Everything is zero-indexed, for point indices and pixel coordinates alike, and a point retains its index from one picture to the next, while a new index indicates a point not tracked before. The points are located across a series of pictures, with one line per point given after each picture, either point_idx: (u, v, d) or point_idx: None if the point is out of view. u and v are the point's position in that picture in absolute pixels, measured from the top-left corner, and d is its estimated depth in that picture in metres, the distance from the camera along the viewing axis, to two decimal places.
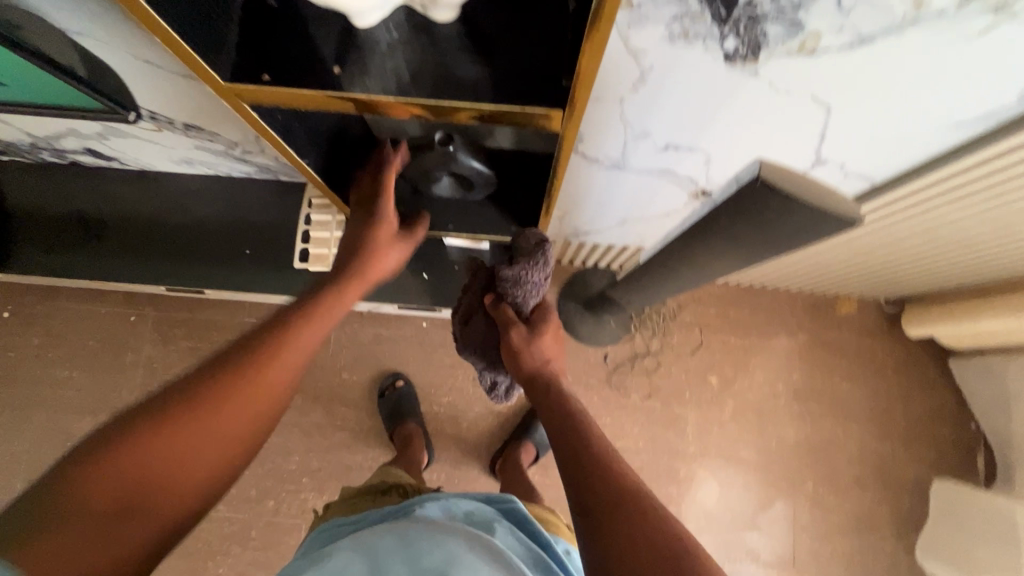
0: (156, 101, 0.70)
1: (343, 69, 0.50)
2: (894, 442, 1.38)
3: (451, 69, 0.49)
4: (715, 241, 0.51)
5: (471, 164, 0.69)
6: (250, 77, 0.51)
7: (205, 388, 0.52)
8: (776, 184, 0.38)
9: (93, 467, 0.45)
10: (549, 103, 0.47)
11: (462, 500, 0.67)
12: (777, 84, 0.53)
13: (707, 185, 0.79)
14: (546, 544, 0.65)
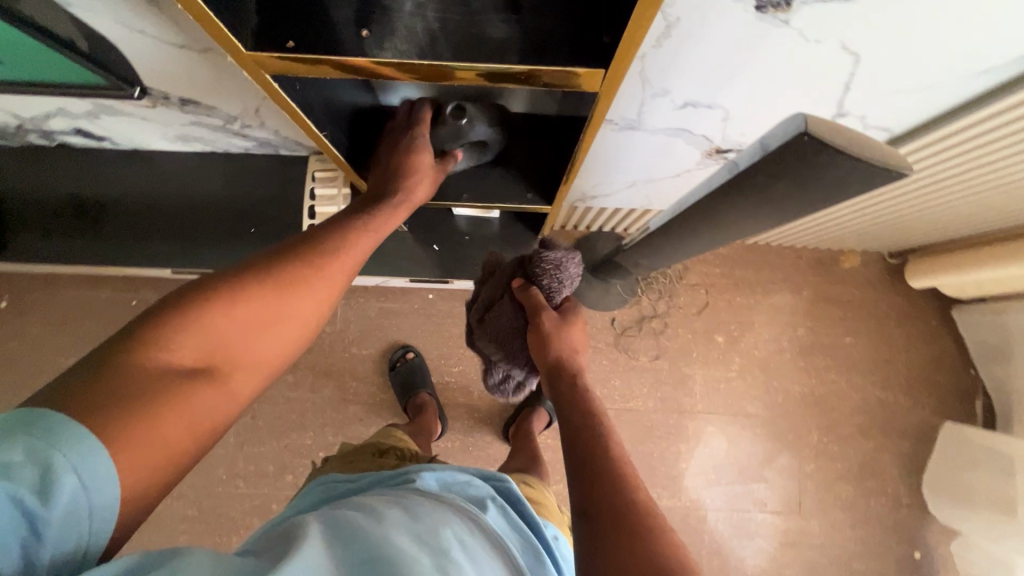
0: (158, 74, 0.67)
1: (371, 32, 0.48)
2: (896, 391, 1.41)
3: (483, 30, 0.48)
4: (749, 199, 0.50)
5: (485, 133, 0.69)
6: (274, 44, 0.48)
7: (267, 279, 0.53)
8: (824, 138, 0.37)
9: (167, 334, 0.46)
10: (579, 60, 0.45)
11: (457, 473, 0.64)
12: (808, 35, 0.52)
13: (723, 143, 0.77)
14: (536, 526, 0.62)
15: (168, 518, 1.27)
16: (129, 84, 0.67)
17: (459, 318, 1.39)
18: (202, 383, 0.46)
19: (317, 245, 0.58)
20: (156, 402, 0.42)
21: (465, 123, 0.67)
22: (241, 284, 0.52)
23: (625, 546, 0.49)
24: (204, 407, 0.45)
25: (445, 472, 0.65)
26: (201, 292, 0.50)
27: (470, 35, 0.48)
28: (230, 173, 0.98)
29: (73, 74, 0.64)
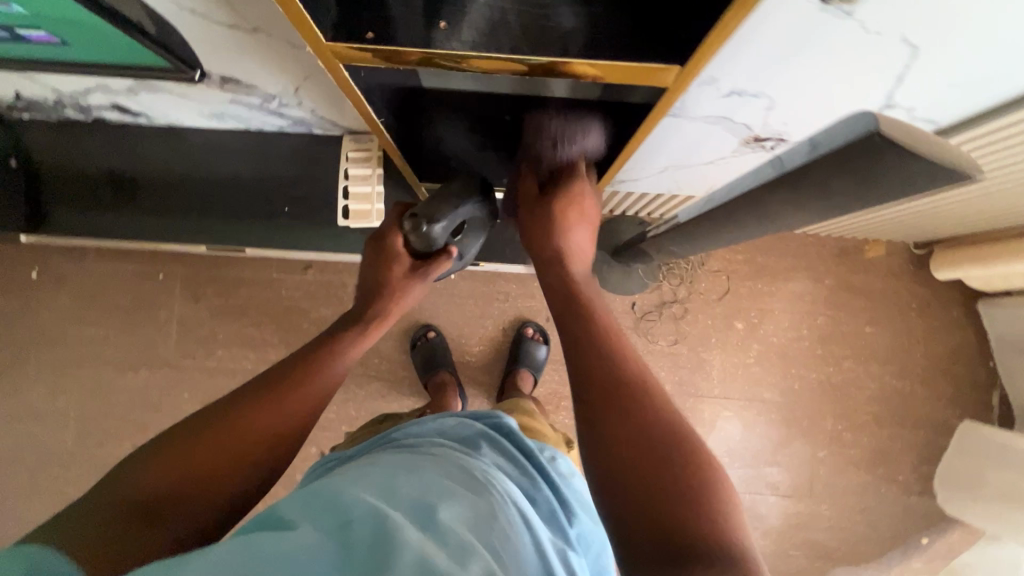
0: (203, 52, 0.66)
1: (446, 22, 0.49)
2: (913, 381, 1.42)
3: (555, 18, 0.49)
4: (801, 195, 0.50)
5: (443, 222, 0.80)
6: (352, 34, 0.50)
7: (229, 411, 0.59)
8: (895, 138, 0.37)
9: (136, 472, 0.53)
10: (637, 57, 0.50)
11: (445, 421, 0.66)
12: (868, 26, 0.51)
13: (763, 132, 0.76)
14: (530, 453, 0.65)
15: None
16: (189, 66, 0.68)
17: (480, 298, 1.39)
18: (157, 521, 0.51)
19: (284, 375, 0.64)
20: (115, 537, 0.48)
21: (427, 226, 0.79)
22: (216, 418, 0.58)
23: (631, 450, 0.50)
24: (155, 540, 0.50)
25: (439, 419, 0.67)
26: (175, 434, 0.57)
27: (542, 26, 0.49)
28: (261, 151, 0.98)
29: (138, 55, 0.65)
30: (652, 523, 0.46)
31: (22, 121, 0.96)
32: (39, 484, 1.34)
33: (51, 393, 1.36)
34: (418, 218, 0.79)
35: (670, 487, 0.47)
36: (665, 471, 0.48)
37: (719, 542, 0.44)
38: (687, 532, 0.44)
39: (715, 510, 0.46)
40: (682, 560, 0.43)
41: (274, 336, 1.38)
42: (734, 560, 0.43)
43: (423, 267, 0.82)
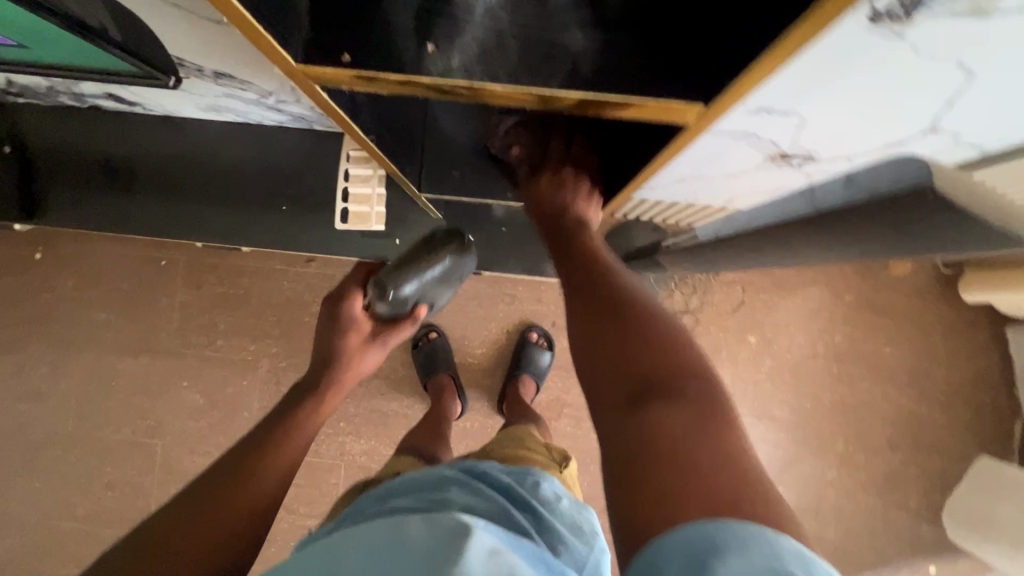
0: (186, 47, 0.63)
1: (436, 46, 0.46)
2: (932, 406, 1.36)
3: (555, 39, 0.46)
4: (836, 235, 0.45)
5: (406, 286, 0.82)
6: (328, 58, 0.47)
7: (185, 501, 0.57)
8: (950, 195, 0.32)
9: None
10: (653, 93, 0.45)
11: (415, 475, 0.66)
12: (920, 48, 0.45)
13: (790, 149, 0.71)
14: (507, 488, 0.63)
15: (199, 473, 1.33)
16: (164, 73, 0.65)
17: (484, 299, 1.35)
18: None
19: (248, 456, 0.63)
20: None
21: (393, 290, 0.80)
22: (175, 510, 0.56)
23: (607, 325, 0.53)
24: None
25: (413, 474, 0.67)
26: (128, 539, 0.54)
27: (542, 52, 0.46)
28: (261, 145, 0.95)
29: (104, 60, 0.62)
30: (622, 384, 0.49)
31: (19, 106, 0.95)
32: (40, 464, 1.34)
33: (53, 374, 1.35)
34: (384, 284, 0.80)
35: (642, 352, 0.50)
36: (640, 340, 0.51)
37: (687, 390, 0.47)
38: (658, 385, 0.47)
39: (685, 369, 0.48)
40: (647, 409, 0.46)
41: (275, 327, 1.34)
42: (700, 406, 0.45)
43: (382, 333, 0.84)
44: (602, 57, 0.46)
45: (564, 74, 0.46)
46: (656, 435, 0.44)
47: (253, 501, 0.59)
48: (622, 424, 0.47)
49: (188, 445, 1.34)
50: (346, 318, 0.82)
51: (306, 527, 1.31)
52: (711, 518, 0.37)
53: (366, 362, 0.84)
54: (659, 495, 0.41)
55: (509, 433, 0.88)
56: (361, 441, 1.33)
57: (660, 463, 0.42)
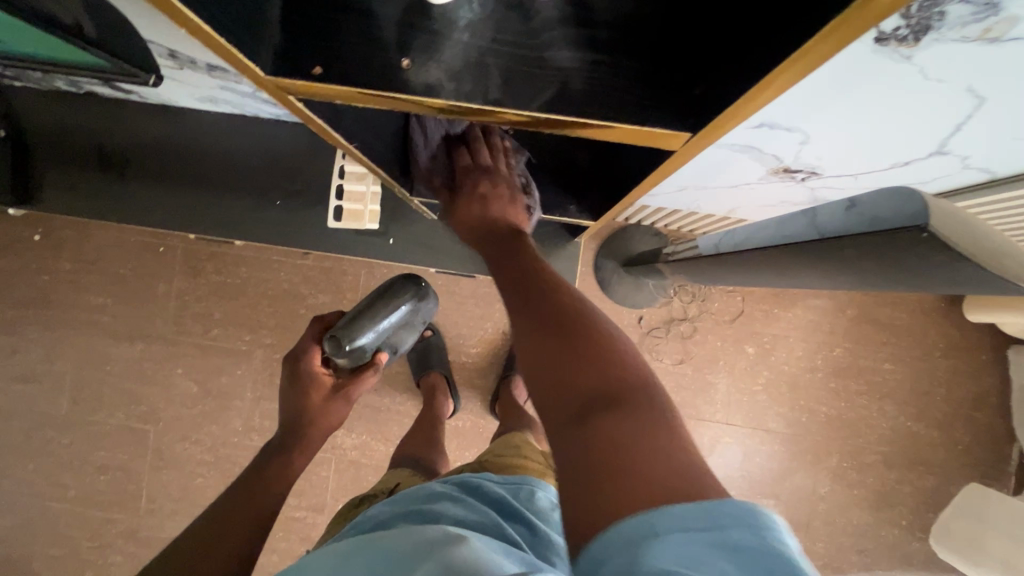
0: (175, 40, 0.63)
1: (413, 61, 0.45)
2: (929, 425, 1.34)
3: (540, 57, 0.45)
4: (832, 263, 0.44)
5: (362, 337, 0.85)
6: (300, 71, 0.45)
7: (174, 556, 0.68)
8: (947, 238, 0.31)
9: None
10: (638, 118, 0.44)
11: (412, 492, 0.67)
12: (928, 72, 0.43)
13: (793, 164, 0.69)
14: (500, 497, 0.63)
15: (191, 461, 1.33)
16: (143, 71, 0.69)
17: (481, 299, 1.33)
18: None
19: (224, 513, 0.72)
20: None
21: (349, 343, 0.83)
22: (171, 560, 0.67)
23: (548, 338, 0.49)
24: None
25: (410, 490, 0.69)
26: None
27: (525, 69, 0.45)
28: (258, 137, 0.97)
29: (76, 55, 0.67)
30: (565, 397, 0.45)
31: (22, 91, 0.98)
32: (33, 445, 1.35)
33: (49, 357, 1.36)
34: (340, 338, 0.83)
35: (582, 363, 0.47)
36: (582, 351, 0.47)
37: (631, 398, 0.43)
38: (603, 397, 0.44)
39: (631, 377, 0.45)
40: (595, 419, 0.42)
41: (269, 319, 1.34)
42: (645, 413, 0.42)
43: (346, 386, 0.84)
44: (587, 77, 0.45)
45: (546, 94, 0.45)
46: (602, 446, 0.40)
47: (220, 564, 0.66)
48: (565, 440, 0.43)
49: (180, 433, 1.34)
50: (306, 375, 0.83)
51: (295, 519, 1.31)
52: (660, 509, 0.35)
53: (335, 416, 0.83)
54: (608, 502, 0.37)
55: (506, 440, 0.87)
56: (352, 436, 1.32)
57: (608, 468, 0.39)
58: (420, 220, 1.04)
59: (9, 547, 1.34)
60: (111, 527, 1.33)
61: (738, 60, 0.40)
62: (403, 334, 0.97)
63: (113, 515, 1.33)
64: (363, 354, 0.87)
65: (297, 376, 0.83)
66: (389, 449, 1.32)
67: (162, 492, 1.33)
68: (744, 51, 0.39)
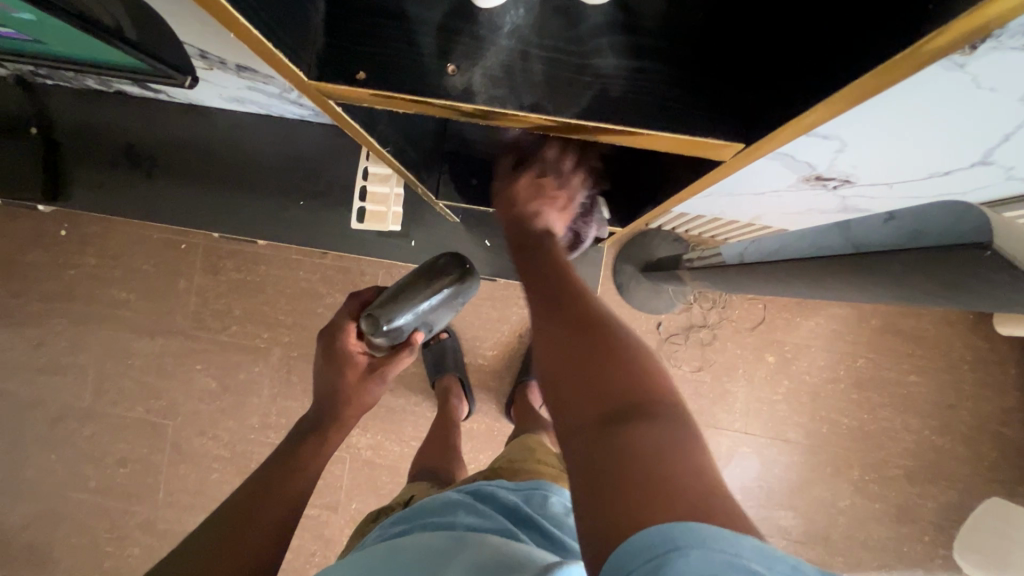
0: (206, 40, 0.64)
1: (457, 67, 0.44)
2: (954, 439, 1.30)
3: (587, 62, 0.44)
4: (874, 279, 0.42)
5: (402, 317, 0.76)
6: (341, 75, 0.44)
7: (207, 534, 0.63)
8: (1014, 258, 0.29)
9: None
10: (688, 129, 0.43)
11: (429, 500, 0.67)
12: (981, 80, 0.41)
13: (826, 172, 0.67)
14: (512, 502, 0.63)
15: (208, 455, 1.35)
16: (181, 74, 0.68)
17: (498, 301, 1.33)
18: None
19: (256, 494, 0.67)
20: None
21: (387, 323, 0.75)
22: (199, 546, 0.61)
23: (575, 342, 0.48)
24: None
25: (425, 499, 0.69)
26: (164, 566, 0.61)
27: (570, 76, 0.44)
28: (281, 137, 0.98)
29: (115, 57, 0.68)
30: (593, 401, 0.43)
31: (52, 89, 1.00)
32: (56, 436, 1.38)
33: (73, 350, 1.38)
34: (377, 317, 0.75)
35: (608, 368, 0.45)
36: (609, 355, 0.46)
37: (660, 410, 0.42)
38: (631, 405, 0.42)
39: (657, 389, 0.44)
40: (625, 426, 0.40)
41: (288, 317, 1.34)
42: (673, 426, 0.41)
43: (381, 365, 0.79)
44: (632, 84, 0.44)
45: (588, 100, 0.44)
46: (632, 453, 0.39)
47: (251, 562, 0.60)
48: (590, 445, 0.41)
49: (198, 427, 1.35)
50: (341, 355, 0.79)
51: (309, 517, 1.32)
52: (685, 524, 0.34)
53: (370, 396, 0.79)
54: (636, 512, 0.36)
55: (520, 445, 0.85)
56: (367, 436, 1.32)
57: (635, 475, 0.37)
58: (439, 223, 1.03)
59: (30, 535, 1.37)
60: (130, 518, 1.35)
61: (792, 74, 0.40)
62: (443, 316, 0.87)
63: (131, 507, 1.35)
64: (407, 333, 0.80)
65: (330, 354, 0.79)
66: (403, 450, 1.32)
67: (179, 486, 1.34)
68: (803, 63, 0.39)
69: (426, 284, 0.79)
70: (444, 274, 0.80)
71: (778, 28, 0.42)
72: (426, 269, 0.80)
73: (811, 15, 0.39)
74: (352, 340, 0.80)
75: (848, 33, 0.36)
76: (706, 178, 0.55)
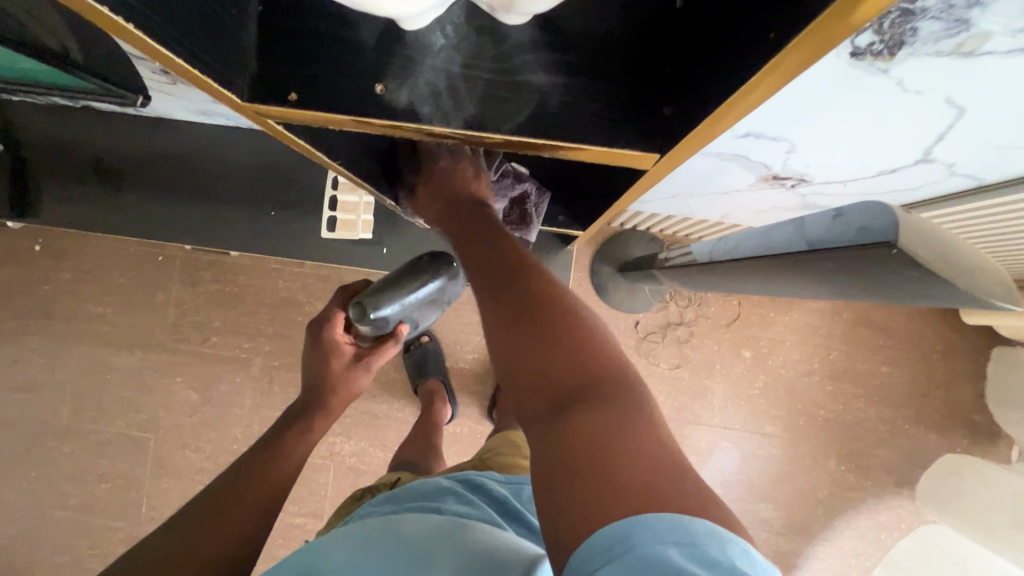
0: None
1: (387, 86, 0.46)
2: (927, 427, 1.33)
3: (517, 76, 0.45)
4: (810, 275, 0.45)
5: (389, 307, 0.77)
6: (274, 96, 0.46)
7: (217, 487, 0.64)
8: (916, 253, 0.32)
9: (156, 535, 0.60)
10: (617, 138, 0.45)
11: (415, 484, 0.68)
12: (907, 84, 0.44)
13: (781, 171, 0.69)
14: (501, 499, 0.62)
15: (191, 468, 1.34)
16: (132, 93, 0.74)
17: (477, 304, 1.33)
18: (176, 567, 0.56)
19: (263, 459, 0.67)
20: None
21: (374, 311, 0.76)
22: (210, 498, 0.63)
23: (516, 327, 0.46)
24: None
25: (414, 484, 0.69)
26: (181, 511, 0.62)
27: (500, 92, 0.46)
28: (252, 147, 1.00)
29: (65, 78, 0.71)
30: (538, 390, 0.42)
31: (14, 104, 1.00)
32: (36, 454, 1.36)
33: (49, 366, 1.36)
34: (364, 305, 0.76)
35: (560, 347, 0.43)
36: (547, 334, 0.44)
37: (608, 392, 0.41)
38: (581, 389, 0.41)
39: (596, 364, 0.43)
40: (570, 413, 0.39)
41: (269, 327, 1.34)
42: (623, 407, 0.39)
43: (367, 355, 0.77)
44: (564, 98, 0.45)
45: (523, 115, 0.45)
46: (577, 442, 0.37)
47: (250, 526, 0.61)
48: (546, 433, 0.40)
49: (180, 440, 1.35)
50: (326, 346, 0.77)
51: (295, 526, 1.32)
52: (636, 519, 0.32)
53: (355, 386, 0.76)
54: (587, 506, 0.34)
55: (507, 437, 0.86)
56: (351, 443, 1.33)
57: (586, 467, 0.36)
58: (414, 230, 1.05)
59: (12, 556, 1.35)
60: (113, 535, 1.34)
61: (700, 79, 0.42)
62: (428, 312, 0.87)
63: (114, 523, 1.34)
64: (393, 326, 0.80)
65: (318, 343, 0.77)
66: (387, 455, 1.32)
67: (162, 500, 1.34)
68: (713, 65, 0.41)
69: (414, 275, 0.81)
70: (430, 269, 0.83)
71: (694, 40, 0.43)
72: (409, 266, 0.82)
73: (724, 28, 0.40)
74: (340, 335, 0.78)
75: (748, 39, 0.37)
76: (643, 184, 0.57)
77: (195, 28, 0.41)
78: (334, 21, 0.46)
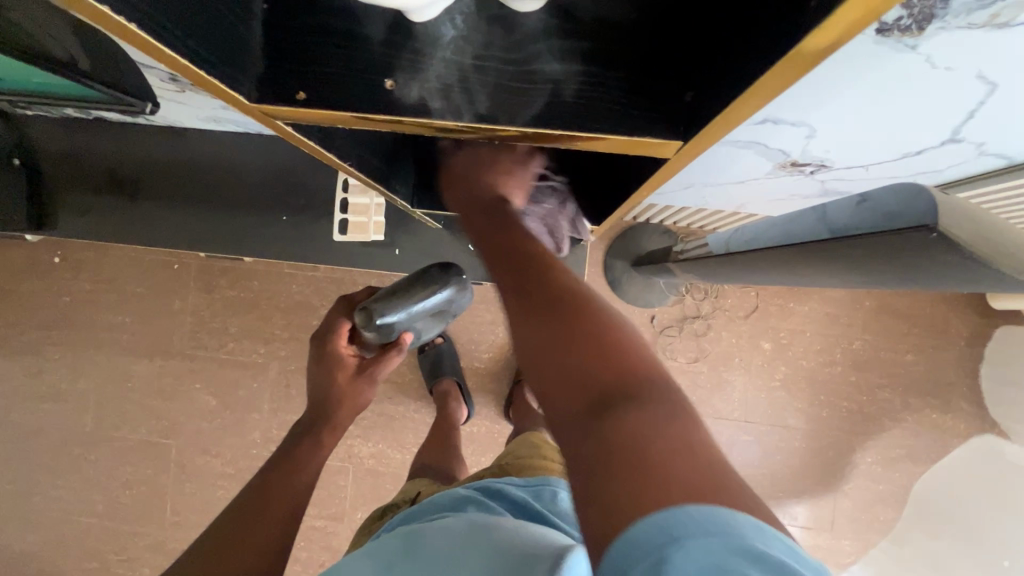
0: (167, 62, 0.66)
1: (397, 81, 0.45)
2: (955, 417, 1.29)
3: (530, 65, 0.44)
4: (836, 264, 0.43)
5: (396, 315, 0.77)
6: (283, 96, 0.45)
7: (246, 494, 0.66)
8: (957, 237, 0.30)
9: (196, 547, 0.61)
10: (632, 127, 0.44)
11: (442, 495, 0.67)
12: (936, 61, 0.42)
13: (800, 157, 0.67)
14: (521, 501, 0.61)
15: (212, 472, 1.35)
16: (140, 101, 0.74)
17: (491, 304, 1.33)
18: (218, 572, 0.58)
19: (286, 464, 0.69)
20: None
21: (379, 318, 0.75)
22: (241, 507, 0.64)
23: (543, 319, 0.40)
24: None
25: (436, 495, 0.68)
26: (219, 518, 0.64)
27: (512, 82, 0.45)
28: (263, 151, 1.01)
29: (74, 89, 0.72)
30: (574, 392, 0.36)
31: (30, 117, 1.01)
32: (62, 462, 1.38)
33: (73, 376, 1.39)
34: (371, 311, 0.75)
35: (589, 344, 0.37)
36: (569, 335, 0.38)
37: (645, 389, 0.35)
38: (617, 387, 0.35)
39: (625, 357, 0.37)
40: (607, 416, 0.33)
41: (284, 331, 1.35)
42: (664, 404, 0.34)
43: (370, 365, 0.77)
44: (579, 86, 0.44)
45: (537, 106, 0.44)
46: (620, 444, 0.31)
47: (275, 518, 0.63)
48: (581, 439, 0.33)
49: (201, 446, 1.36)
50: (330, 357, 0.77)
51: (316, 528, 1.33)
52: (675, 509, 0.28)
53: (363, 398, 0.77)
54: (631, 502, 0.29)
55: (524, 439, 0.85)
56: (369, 444, 1.33)
57: (630, 465, 0.30)
58: (424, 230, 1.05)
59: (40, 563, 1.38)
60: (140, 541, 1.35)
61: (720, 63, 0.40)
62: (432, 323, 0.88)
63: (138, 529, 1.36)
64: (397, 335, 0.80)
65: (320, 360, 0.77)
66: (405, 457, 1.32)
67: (185, 505, 1.35)
68: (733, 49, 0.39)
69: (426, 284, 0.81)
70: (440, 279, 0.82)
71: (710, 25, 0.43)
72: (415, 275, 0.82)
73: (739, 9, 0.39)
74: (345, 347, 0.78)
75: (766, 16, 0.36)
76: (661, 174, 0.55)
77: (202, 31, 0.41)
78: (341, 17, 0.46)
